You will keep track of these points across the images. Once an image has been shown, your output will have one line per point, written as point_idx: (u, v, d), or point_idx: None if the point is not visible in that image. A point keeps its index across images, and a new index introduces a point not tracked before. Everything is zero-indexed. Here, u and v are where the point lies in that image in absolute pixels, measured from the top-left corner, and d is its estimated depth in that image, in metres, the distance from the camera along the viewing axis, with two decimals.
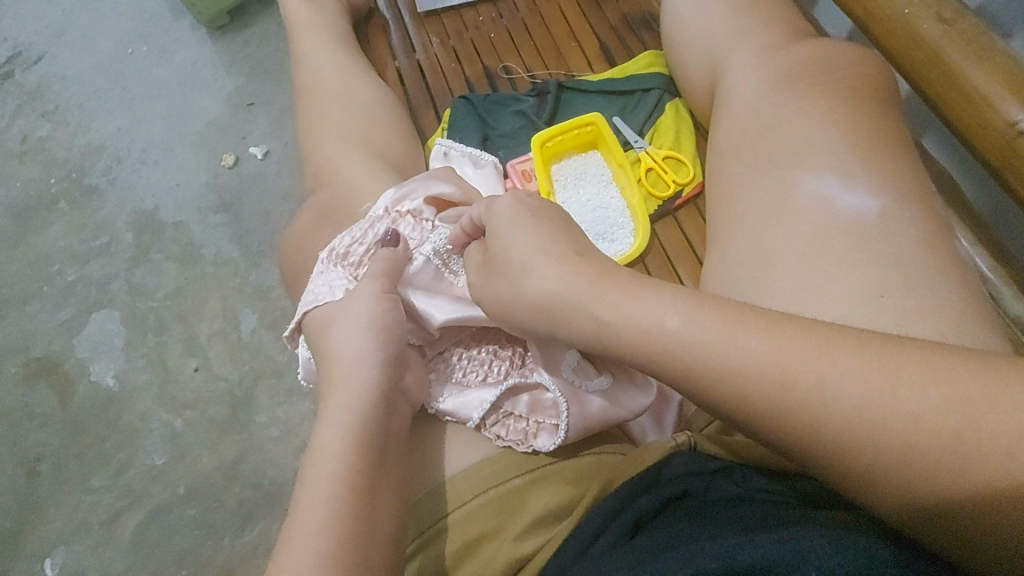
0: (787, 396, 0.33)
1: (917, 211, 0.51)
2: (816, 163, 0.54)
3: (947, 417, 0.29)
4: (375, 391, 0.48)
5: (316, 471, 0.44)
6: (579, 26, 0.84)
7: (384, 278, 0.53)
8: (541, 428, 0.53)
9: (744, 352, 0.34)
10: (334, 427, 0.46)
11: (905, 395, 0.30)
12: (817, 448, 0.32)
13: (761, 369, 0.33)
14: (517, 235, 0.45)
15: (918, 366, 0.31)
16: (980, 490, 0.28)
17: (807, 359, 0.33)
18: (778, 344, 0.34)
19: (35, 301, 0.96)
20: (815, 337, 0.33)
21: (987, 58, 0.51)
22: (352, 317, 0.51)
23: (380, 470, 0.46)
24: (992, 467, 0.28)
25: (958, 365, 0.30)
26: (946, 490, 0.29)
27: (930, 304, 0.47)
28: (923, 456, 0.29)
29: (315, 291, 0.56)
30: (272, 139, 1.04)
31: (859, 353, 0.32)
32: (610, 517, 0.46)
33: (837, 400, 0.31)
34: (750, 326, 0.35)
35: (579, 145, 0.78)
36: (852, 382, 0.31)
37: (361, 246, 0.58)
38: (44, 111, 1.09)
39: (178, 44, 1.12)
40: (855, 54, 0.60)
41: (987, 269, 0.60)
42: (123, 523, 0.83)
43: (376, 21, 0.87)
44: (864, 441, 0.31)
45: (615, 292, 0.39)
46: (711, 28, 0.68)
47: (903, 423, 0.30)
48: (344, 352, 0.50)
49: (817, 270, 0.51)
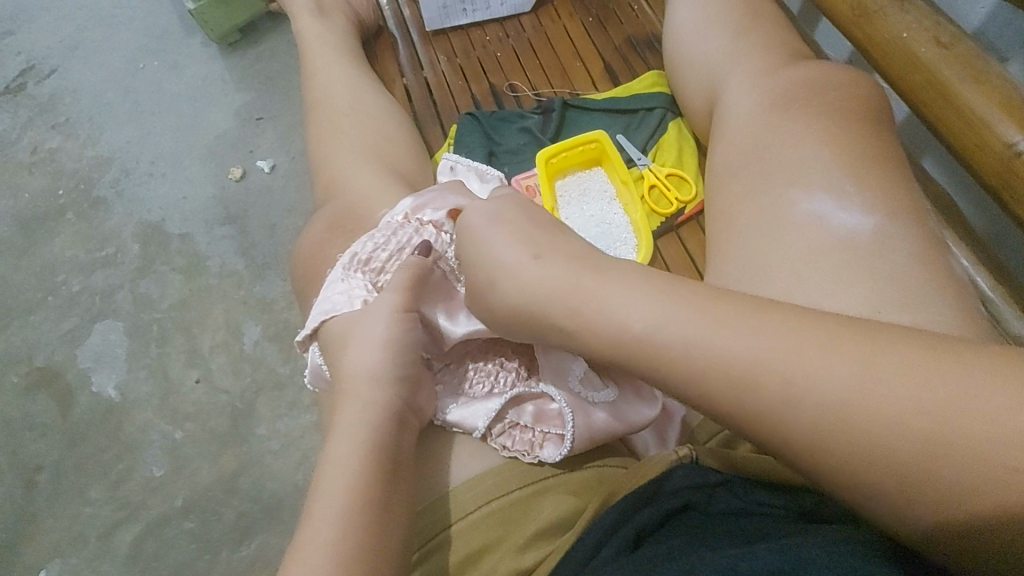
0: (763, 392, 0.33)
1: (913, 228, 0.52)
2: (814, 180, 0.55)
3: (920, 416, 0.29)
4: (388, 405, 0.49)
5: (328, 482, 0.45)
6: (584, 46, 0.86)
7: (404, 293, 0.53)
8: (547, 438, 0.54)
9: (722, 348, 0.35)
10: (347, 439, 0.47)
11: (880, 388, 0.31)
12: (792, 444, 0.32)
13: (737, 363, 0.34)
14: (502, 245, 0.46)
15: (889, 358, 0.31)
16: (948, 491, 0.29)
17: (784, 354, 0.33)
18: (755, 339, 0.34)
19: (38, 311, 0.97)
20: (793, 331, 0.34)
21: (983, 81, 0.52)
22: (369, 331, 0.52)
23: (392, 481, 0.46)
24: (962, 468, 0.28)
25: (928, 357, 0.31)
26: (916, 490, 0.30)
27: (926, 319, 0.47)
28: (893, 457, 0.30)
29: (334, 298, 0.56)
30: (280, 154, 1.05)
31: (833, 348, 0.32)
32: (610, 530, 0.45)
33: (811, 398, 0.32)
34: (727, 322, 0.35)
35: (582, 162, 0.79)
36: (827, 379, 0.32)
37: (384, 252, 0.58)
38: (55, 124, 1.11)
39: (189, 60, 1.14)
40: (853, 75, 0.61)
41: (987, 287, 0.61)
42: (121, 535, 0.83)
43: (385, 39, 0.89)
44: (838, 439, 0.31)
45: (594, 285, 0.41)
46: (712, 50, 0.69)
47: (877, 422, 0.30)
48: (360, 365, 0.50)
49: (813, 285, 0.51)
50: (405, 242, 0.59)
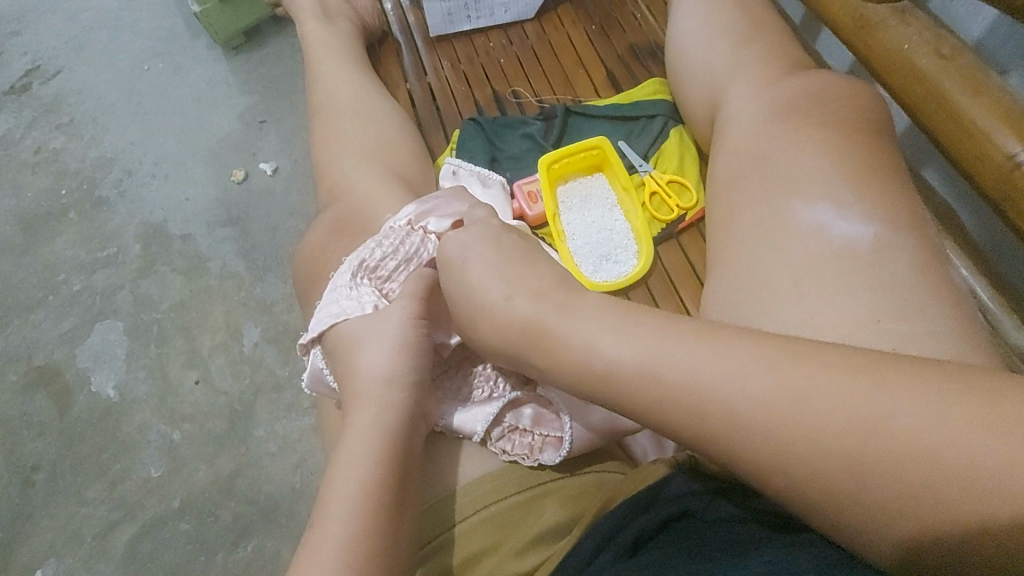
0: (713, 411, 0.35)
1: (912, 238, 0.52)
2: (815, 190, 0.56)
3: (850, 431, 0.32)
4: (401, 408, 0.49)
5: (338, 486, 0.44)
6: (586, 54, 0.86)
7: (419, 301, 0.54)
8: (546, 442, 0.54)
9: (675, 368, 0.37)
10: (359, 442, 0.46)
11: (815, 399, 0.33)
12: (742, 459, 0.34)
13: (688, 381, 0.36)
14: (481, 279, 0.48)
15: (824, 370, 0.34)
16: (879, 503, 0.31)
17: (729, 375, 0.36)
18: (705, 359, 0.37)
19: (39, 309, 0.97)
20: (741, 352, 0.36)
21: (984, 93, 0.52)
22: (381, 335, 0.52)
23: (402, 485, 0.46)
24: (889, 480, 0.30)
25: (858, 368, 0.33)
26: (851, 502, 0.31)
27: (925, 329, 0.47)
28: (836, 463, 0.32)
29: (342, 303, 0.55)
30: (282, 157, 1.06)
31: (772, 366, 0.35)
32: (608, 536, 0.45)
33: (755, 414, 0.34)
34: (679, 344, 0.38)
35: (584, 168, 0.80)
36: (769, 397, 0.34)
37: (392, 261, 0.58)
38: (59, 124, 1.11)
39: (194, 62, 1.14)
40: (854, 86, 0.62)
41: (986, 296, 0.61)
42: (117, 536, 0.83)
43: (389, 45, 0.90)
44: (785, 450, 0.33)
45: (563, 321, 0.43)
46: (714, 60, 0.69)
47: (812, 436, 0.33)
48: (372, 370, 0.50)
49: (809, 298, 0.51)
50: (415, 253, 0.59)
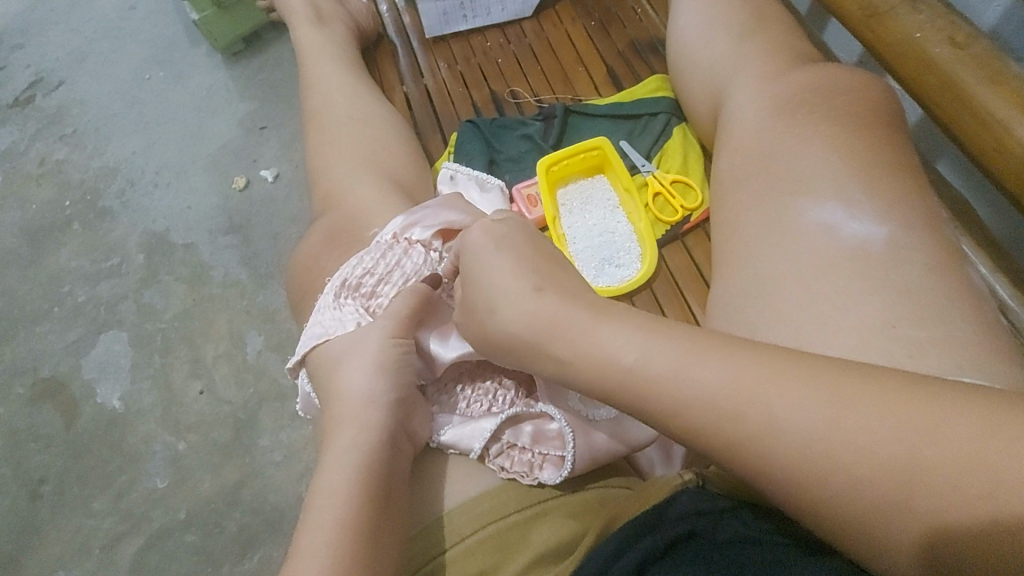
0: (741, 427, 0.34)
1: (927, 238, 0.50)
2: (824, 189, 0.53)
3: (884, 467, 0.30)
4: (380, 428, 0.48)
5: (319, 516, 0.43)
6: (586, 51, 0.84)
7: (401, 319, 0.53)
8: (546, 459, 0.52)
9: (703, 384, 0.36)
10: (338, 468, 0.45)
11: (855, 423, 0.31)
12: (767, 477, 0.33)
13: (715, 397, 0.35)
14: (499, 295, 0.45)
15: (867, 393, 0.32)
16: (913, 543, 0.30)
17: (762, 391, 0.34)
18: (737, 374, 0.35)
19: (44, 321, 0.97)
20: (778, 369, 0.35)
21: (1002, 82, 0.49)
22: (360, 355, 0.51)
23: (382, 506, 0.45)
24: (919, 510, 0.29)
25: (904, 393, 0.31)
26: (876, 534, 0.31)
27: (943, 335, 0.45)
28: (868, 490, 0.31)
29: (324, 323, 0.55)
30: (283, 163, 1.05)
31: (811, 384, 0.33)
32: (612, 558, 0.43)
33: (785, 434, 0.33)
34: (710, 355, 0.37)
35: (584, 170, 0.78)
36: (799, 422, 0.33)
37: (373, 277, 0.57)
38: (62, 135, 1.11)
39: (194, 69, 1.14)
40: (863, 78, 0.59)
41: (1006, 295, 0.59)
42: (123, 548, 0.82)
43: (386, 47, 0.88)
44: (812, 472, 0.32)
45: (578, 323, 0.41)
46: (716, 54, 0.67)
47: (846, 461, 0.31)
48: (352, 391, 0.49)
49: (820, 303, 0.49)
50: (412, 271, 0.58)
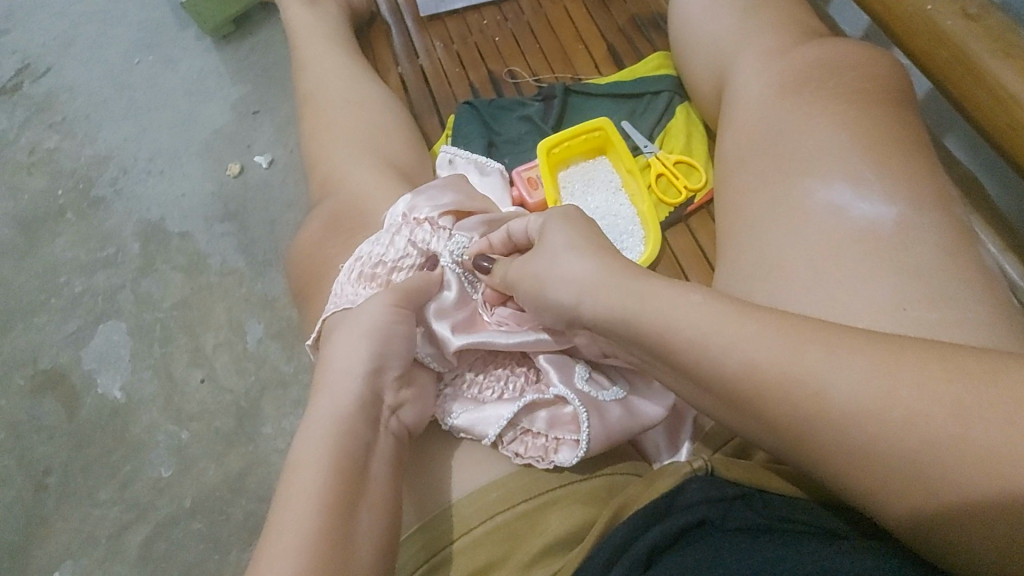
0: (787, 391, 0.33)
1: (937, 217, 0.49)
2: (830, 166, 0.52)
3: (933, 436, 0.29)
4: (359, 398, 0.46)
5: (295, 486, 0.41)
6: (586, 28, 0.82)
7: (402, 291, 0.52)
8: (561, 443, 0.51)
9: (751, 349, 0.35)
10: (315, 438, 0.43)
11: (906, 390, 0.30)
12: (806, 441, 0.33)
13: (761, 362, 0.34)
14: (560, 250, 0.46)
15: (920, 363, 0.31)
16: (955, 510, 0.29)
17: (809, 359, 0.33)
18: (789, 339, 0.34)
19: (42, 313, 0.96)
20: (829, 335, 0.34)
21: (1016, 56, 0.48)
22: (355, 324, 0.49)
23: (362, 484, 0.43)
24: (964, 479, 0.29)
25: (960, 362, 0.30)
26: (916, 500, 0.30)
27: (955, 316, 0.44)
28: (915, 458, 0.30)
29: (337, 300, 0.54)
30: (278, 148, 1.03)
31: (863, 351, 0.32)
32: (621, 547, 0.43)
33: (834, 401, 0.32)
34: (758, 320, 0.36)
35: (586, 151, 0.76)
36: (846, 387, 0.32)
37: (387, 266, 0.56)
38: (52, 122, 1.09)
39: (184, 53, 1.12)
40: (871, 54, 0.58)
41: (1016, 274, 0.57)
42: (130, 537, 0.83)
43: (379, 25, 0.86)
44: (858, 436, 0.31)
45: (637, 284, 0.41)
46: (720, 30, 0.65)
47: (895, 430, 0.30)
48: (339, 361, 0.47)
49: (828, 285, 0.48)
50: (420, 242, 0.57)
